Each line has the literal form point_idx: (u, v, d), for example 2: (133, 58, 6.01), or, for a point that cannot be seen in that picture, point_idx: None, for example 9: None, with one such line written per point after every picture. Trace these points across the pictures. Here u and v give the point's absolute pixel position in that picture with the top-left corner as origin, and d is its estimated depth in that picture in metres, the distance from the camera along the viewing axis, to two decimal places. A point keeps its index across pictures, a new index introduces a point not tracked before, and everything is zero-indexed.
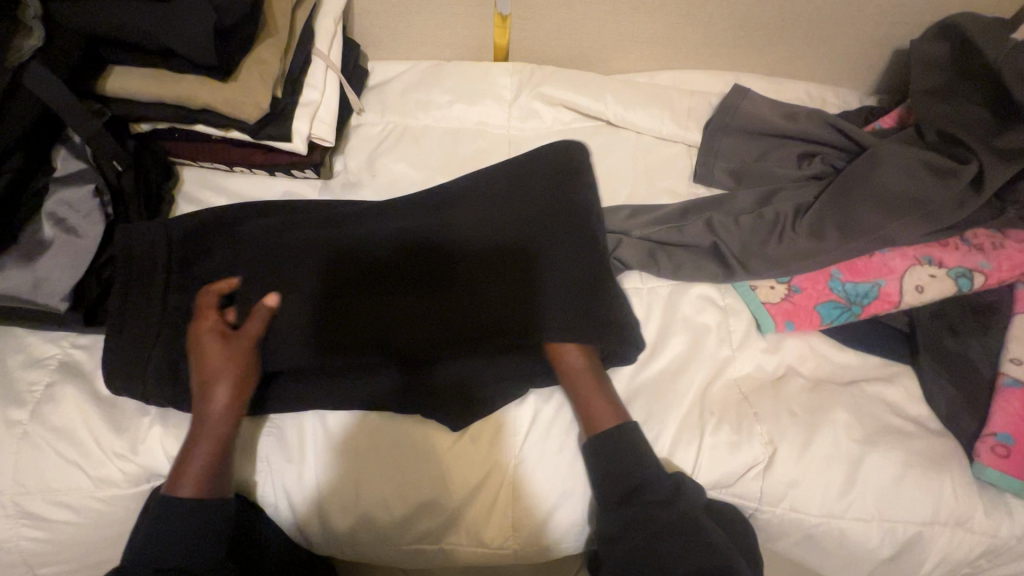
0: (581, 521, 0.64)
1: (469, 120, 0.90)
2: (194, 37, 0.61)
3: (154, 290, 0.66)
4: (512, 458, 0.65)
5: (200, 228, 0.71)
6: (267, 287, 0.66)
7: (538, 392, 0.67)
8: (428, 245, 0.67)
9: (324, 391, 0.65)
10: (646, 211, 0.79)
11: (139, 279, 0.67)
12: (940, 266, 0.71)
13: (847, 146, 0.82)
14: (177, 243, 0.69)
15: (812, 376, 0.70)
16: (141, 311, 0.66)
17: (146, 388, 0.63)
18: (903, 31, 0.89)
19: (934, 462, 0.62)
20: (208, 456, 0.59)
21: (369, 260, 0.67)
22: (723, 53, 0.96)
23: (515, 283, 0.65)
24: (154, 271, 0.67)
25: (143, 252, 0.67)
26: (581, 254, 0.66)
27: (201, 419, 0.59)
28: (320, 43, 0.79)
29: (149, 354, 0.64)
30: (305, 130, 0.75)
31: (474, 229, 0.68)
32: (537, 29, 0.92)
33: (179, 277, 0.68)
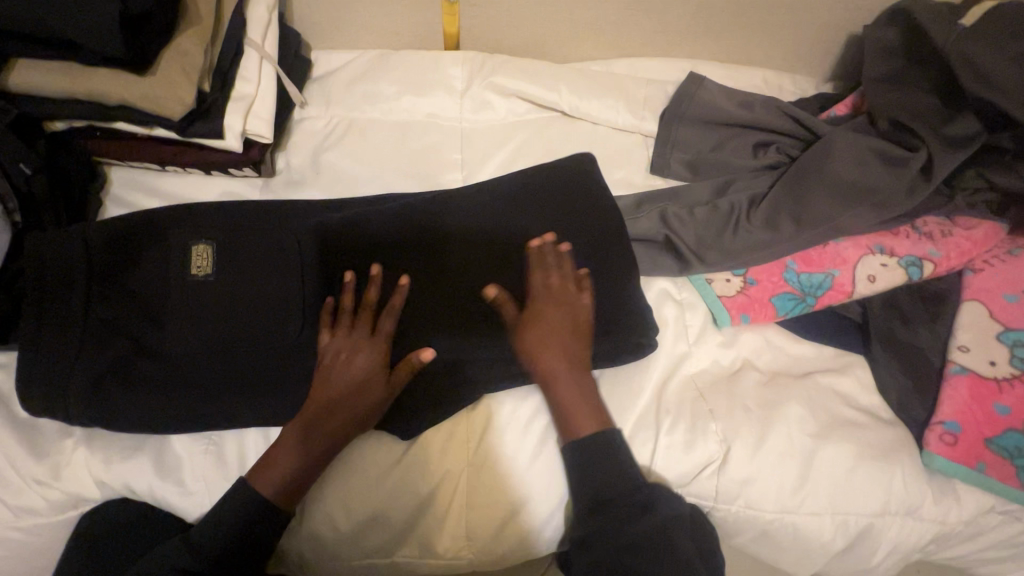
0: (543, 533, 0.63)
1: (419, 112, 0.86)
2: (99, 28, 0.56)
3: (71, 304, 0.61)
4: (464, 467, 0.62)
5: (126, 233, 0.66)
6: (229, 286, 0.65)
7: (493, 397, 0.65)
8: (396, 236, 0.67)
9: (261, 393, 0.61)
10: None
11: (53, 295, 0.61)
12: (891, 255, 0.71)
13: (803, 134, 0.81)
14: (100, 250, 0.64)
15: (767, 370, 0.69)
16: (58, 329, 0.60)
17: (71, 413, 0.59)
18: (857, 16, 0.89)
19: (885, 453, 0.62)
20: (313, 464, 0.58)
21: (330, 252, 0.66)
22: (680, 40, 0.94)
23: (487, 272, 0.66)
24: (72, 286, 0.61)
25: (58, 264, 0.62)
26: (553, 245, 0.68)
27: (328, 426, 0.59)
28: (253, 32, 0.74)
29: (68, 374, 0.59)
30: (238, 126, 0.70)
31: (447, 221, 0.69)
32: (488, 16, 0.89)
33: (100, 289, 0.63)
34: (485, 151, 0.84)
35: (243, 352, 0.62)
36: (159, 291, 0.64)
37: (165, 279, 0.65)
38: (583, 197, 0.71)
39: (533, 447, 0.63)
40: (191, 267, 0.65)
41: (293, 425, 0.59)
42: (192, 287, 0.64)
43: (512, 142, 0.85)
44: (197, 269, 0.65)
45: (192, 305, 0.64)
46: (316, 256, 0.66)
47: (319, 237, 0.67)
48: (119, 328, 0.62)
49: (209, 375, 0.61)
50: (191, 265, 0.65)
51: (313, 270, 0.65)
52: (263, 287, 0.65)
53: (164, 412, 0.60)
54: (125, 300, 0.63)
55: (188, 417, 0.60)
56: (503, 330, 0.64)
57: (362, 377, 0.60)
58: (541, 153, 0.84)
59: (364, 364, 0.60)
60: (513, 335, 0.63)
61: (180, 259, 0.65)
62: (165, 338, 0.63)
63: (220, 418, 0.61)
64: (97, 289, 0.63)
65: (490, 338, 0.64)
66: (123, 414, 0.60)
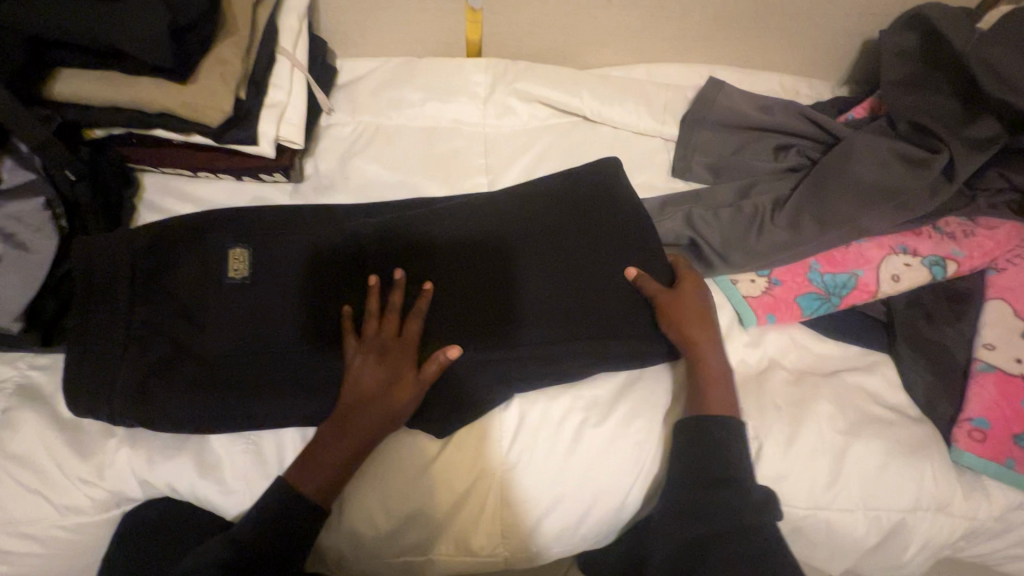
0: (579, 531, 0.64)
1: (444, 118, 0.87)
2: (145, 38, 0.58)
3: (117, 305, 0.63)
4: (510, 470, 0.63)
5: (167, 236, 0.67)
6: (265, 289, 0.66)
7: (523, 397, 0.66)
8: (419, 243, 0.69)
9: (297, 393, 0.62)
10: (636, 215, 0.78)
11: (101, 295, 0.63)
12: (914, 255, 0.72)
13: (822, 137, 0.83)
14: (140, 255, 0.65)
15: (794, 369, 0.70)
16: (103, 328, 0.62)
17: (113, 413, 0.60)
18: (872, 21, 0.90)
19: (914, 449, 0.63)
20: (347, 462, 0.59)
21: (355, 258, 0.68)
22: (697, 45, 0.95)
23: (508, 274, 0.67)
24: (117, 287, 0.63)
25: (105, 266, 0.64)
26: (559, 247, 0.69)
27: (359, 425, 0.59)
28: (285, 41, 0.76)
29: (114, 374, 0.61)
30: (272, 133, 0.72)
31: (471, 225, 0.70)
32: (511, 23, 0.91)
33: (142, 291, 0.64)
34: (508, 155, 0.86)
35: (279, 354, 0.64)
36: (195, 295, 0.65)
37: (204, 283, 0.66)
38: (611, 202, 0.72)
39: (565, 445, 0.64)
40: (227, 272, 0.66)
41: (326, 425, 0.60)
42: (230, 291, 0.66)
43: (535, 147, 0.87)
44: (235, 273, 0.66)
45: (230, 308, 0.65)
46: (343, 261, 0.67)
47: (344, 242, 0.68)
48: (161, 331, 0.64)
49: (244, 376, 0.62)
50: (228, 269, 0.66)
51: (336, 274, 0.67)
52: (298, 291, 0.66)
53: (204, 413, 0.61)
54: (164, 302, 0.64)
55: (227, 418, 0.61)
56: (513, 330, 0.65)
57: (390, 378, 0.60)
58: (564, 158, 0.86)
59: (391, 365, 0.61)
60: (533, 338, 0.65)
61: (218, 263, 0.67)
62: (204, 340, 0.64)
63: (259, 419, 0.62)
64: (139, 292, 0.64)
65: (510, 340, 0.64)
66: (165, 416, 0.61)
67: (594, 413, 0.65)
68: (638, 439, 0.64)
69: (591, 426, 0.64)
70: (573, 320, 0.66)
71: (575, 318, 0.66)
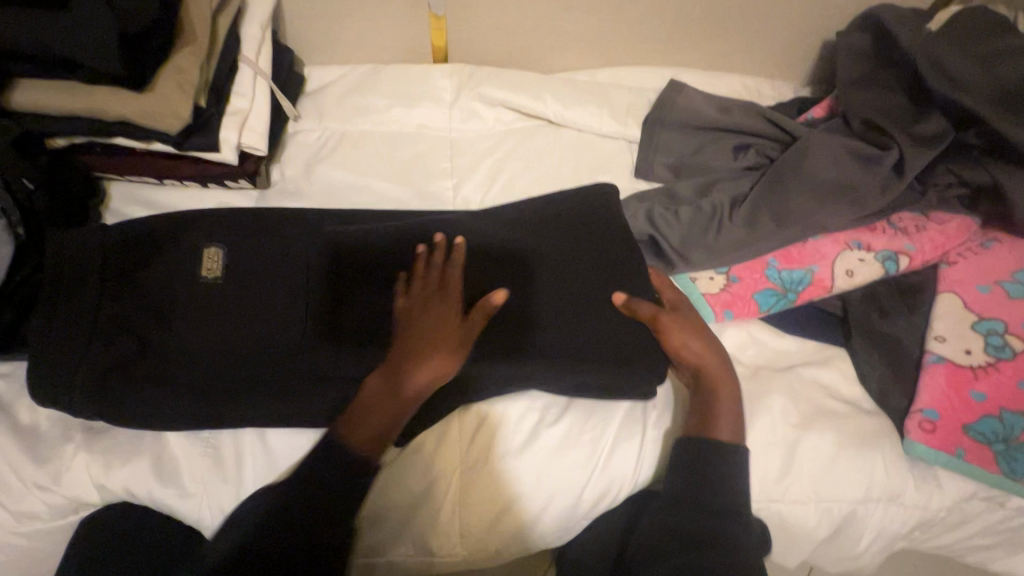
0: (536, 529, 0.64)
1: (409, 123, 0.88)
2: (99, 47, 0.59)
3: (89, 299, 0.64)
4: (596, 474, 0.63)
5: (141, 235, 0.68)
6: (240, 292, 0.67)
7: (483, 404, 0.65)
8: (418, 247, 0.68)
9: (262, 398, 0.62)
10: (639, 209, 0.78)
11: (78, 288, 0.64)
12: (868, 250, 0.73)
13: (780, 135, 0.83)
14: (116, 253, 0.67)
15: (752, 363, 0.71)
16: (73, 326, 0.63)
17: (74, 400, 0.61)
18: (830, 22, 0.92)
19: (866, 441, 0.64)
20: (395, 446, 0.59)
21: (357, 266, 0.67)
22: (661, 48, 0.97)
23: (514, 280, 0.67)
24: (92, 282, 0.65)
25: (81, 259, 0.65)
26: (576, 250, 0.69)
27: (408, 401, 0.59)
28: (247, 50, 0.77)
29: (79, 363, 0.62)
30: (233, 139, 0.73)
31: (450, 226, 0.71)
32: (475, 29, 0.92)
33: (121, 284, 0.66)
34: (473, 159, 0.87)
35: (245, 354, 0.64)
36: (171, 294, 0.66)
37: (175, 280, 0.67)
38: (597, 213, 0.72)
39: (520, 445, 0.64)
40: (200, 271, 0.67)
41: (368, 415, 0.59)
42: (202, 289, 0.66)
43: (500, 151, 0.88)
44: (207, 271, 0.67)
45: (199, 307, 0.66)
46: (341, 269, 0.66)
47: (344, 249, 0.67)
48: (129, 325, 0.65)
49: (222, 377, 0.63)
50: (202, 268, 0.67)
51: (338, 282, 0.66)
52: (278, 295, 0.67)
53: (170, 407, 0.61)
54: (139, 297, 0.66)
55: (188, 417, 0.62)
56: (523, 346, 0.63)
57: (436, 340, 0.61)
58: (528, 160, 0.87)
59: (440, 311, 0.62)
60: (538, 344, 0.63)
61: (195, 262, 0.68)
62: (172, 335, 0.64)
63: (224, 418, 0.62)
64: (111, 288, 0.66)
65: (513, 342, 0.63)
66: (133, 409, 0.61)
67: (550, 413, 0.66)
68: (592, 438, 0.64)
69: (546, 425, 0.65)
70: (573, 331, 0.65)
71: (572, 322, 0.65)
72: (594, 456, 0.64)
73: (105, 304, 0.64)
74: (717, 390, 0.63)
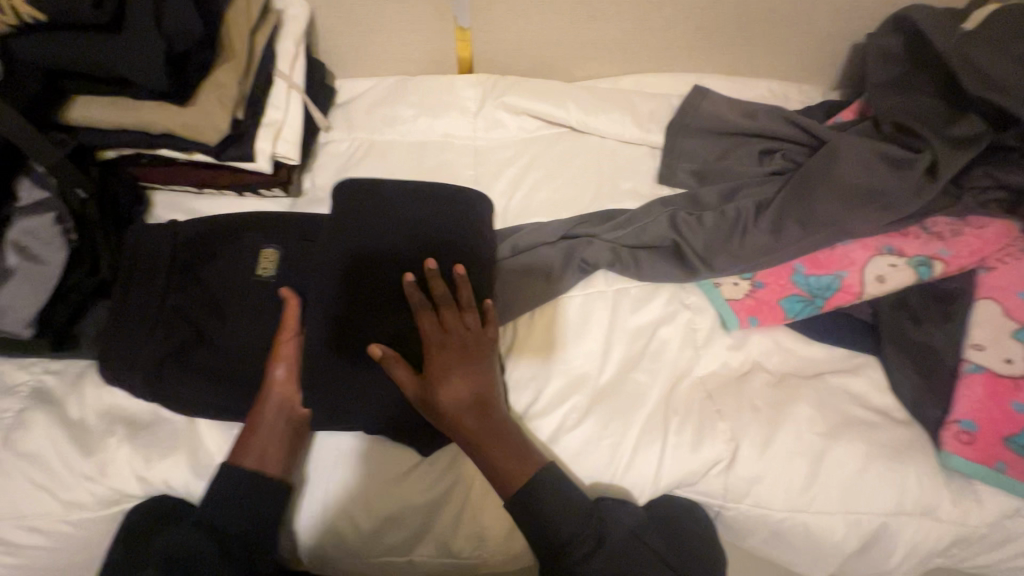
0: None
1: (435, 132, 0.91)
2: (146, 65, 0.63)
3: (154, 289, 0.69)
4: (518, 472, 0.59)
5: (192, 238, 0.73)
6: (289, 294, 0.70)
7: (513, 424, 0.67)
8: (432, 245, 0.70)
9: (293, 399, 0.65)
10: (660, 211, 0.78)
11: (142, 278, 0.69)
12: (900, 255, 0.71)
13: (807, 140, 0.83)
14: (181, 249, 0.72)
15: (777, 371, 0.70)
16: (136, 315, 0.68)
17: (134, 382, 0.65)
18: (861, 25, 0.90)
19: (899, 452, 0.62)
20: (497, 450, 0.60)
21: (378, 259, 0.68)
22: (685, 55, 0.97)
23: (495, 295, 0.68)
24: (157, 274, 0.70)
25: (148, 253, 0.71)
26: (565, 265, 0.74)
27: (476, 404, 0.61)
28: (282, 64, 0.81)
29: (141, 350, 0.66)
30: (268, 149, 0.76)
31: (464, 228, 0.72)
32: (499, 41, 0.94)
33: (182, 277, 0.71)
34: (497, 167, 0.88)
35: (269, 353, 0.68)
36: (226, 292, 0.70)
37: (235, 278, 0.71)
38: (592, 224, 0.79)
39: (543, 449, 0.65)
40: (257, 269, 0.71)
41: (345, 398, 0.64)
42: (256, 287, 0.71)
43: (523, 158, 0.89)
44: (263, 271, 0.71)
45: (256, 304, 0.70)
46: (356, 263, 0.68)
47: (359, 241, 0.69)
48: (188, 316, 0.69)
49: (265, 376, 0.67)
50: (258, 266, 0.72)
51: (367, 274, 0.67)
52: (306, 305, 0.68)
53: (217, 402, 0.66)
54: (198, 291, 0.70)
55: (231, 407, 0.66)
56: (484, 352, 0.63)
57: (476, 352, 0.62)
58: (550, 167, 0.88)
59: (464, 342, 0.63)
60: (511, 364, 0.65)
61: (250, 262, 0.72)
62: (223, 329, 0.69)
63: None
64: (177, 279, 0.71)
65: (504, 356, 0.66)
66: (180, 394, 0.66)
67: (570, 418, 0.66)
68: (612, 445, 0.64)
69: (567, 430, 0.65)
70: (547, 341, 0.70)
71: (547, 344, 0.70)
72: (614, 465, 0.64)
73: (168, 296, 0.69)
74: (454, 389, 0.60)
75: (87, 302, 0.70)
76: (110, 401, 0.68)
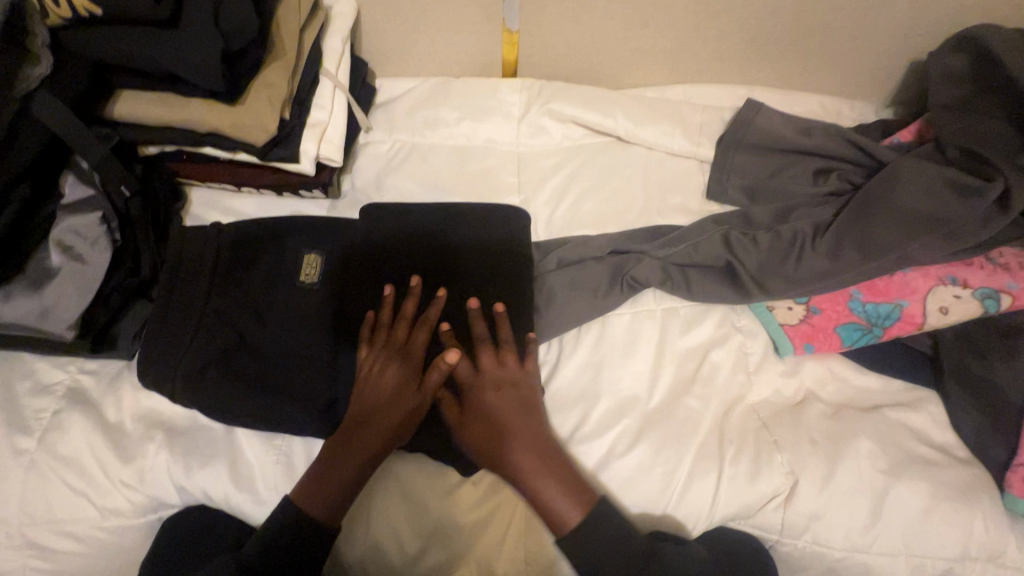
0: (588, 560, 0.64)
1: (478, 137, 0.88)
2: (199, 63, 0.61)
3: (197, 293, 0.67)
4: (568, 502, 0.57)
5: (235, 240, 0.71)
6: (290, 290, 0.69)
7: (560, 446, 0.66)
8: (434, 242, 0.69)
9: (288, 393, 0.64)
10: (702, 229, 0.77)
11: (185, 281, 0.68)
12: (964, 286, 0.69)
13: (864, 161, 0.80)
14: (225, 252, 0.70)
15: (833, 401, 0.68)
16: (178, 321, 0.66)
17: (174, 387, 0.64)
18: (924, 42, 0.87)
19: (964, 495, 0.60)
20: (545, 479, 0.58)
21: (380, 258, 0.68)
22: (736, 66, 0.94)
23: (491, 287, 0.67)
24: (200, 277, 0.68)
25: (193, 256, 0.69)
26: (613, 282, 0.72)
27: (516, 438, 0.60)
28: (328, 63, 0.79)
29: (183, 356, 0.65)
30: (312, 151, 0.74)
31: (467, 222, 0.71)
32: (547, 44, 0.91)
33: (223, 279, 0.69)
34: (542, 175, 0.86)
35: (263, 349, 0.66)
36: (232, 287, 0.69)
37: (274, 282, 0.69)
38: (637, 239, 0.77)
39: (593, 472, 0.64)
40: (299, 275, 0.69)
41: (374, 438, 0.60)
42: (299, 294, 0.69)
43: (568, 167, 0.87)
44: (306, 278, 0.69)
45: (278, 308, 0.68)
46: (388, 294, 0.65)
47: (376, 256, 0.68)
48: (226, 322, 0.67)
49: (265, 374, 0.65)
50: (301, 273, 0.70)
51: (357, 263, 0.68)
52: (308, 296, 0.69)
53: (249, 410, 0.63)
54: (234, 296, 0.68)
55: (259, 415, 0.63)
56: (517, 383, 0.63)
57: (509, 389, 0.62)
58: (597, 177, 0.86)
59: (497, 376, 0.63)
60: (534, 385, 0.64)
61: (292, 267, 0.70)
62: (265, 335, 0.67)
63: (271, 419, 0.63)
64: (219, 284, 0.69)
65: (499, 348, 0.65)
66: (212, 403, 0.63)
67: (620, 442, 0.64)
68: (665, 472, 0.62)
69: (618, 454, 0.64)
70: (587, 361, 0.69)
71: (590, 364, 0.69)
72: (666, 490, 0.62)
73: (208, 301, 0.67)
74: (489, 420, 0.61)
75: (126, 302, 0.68)
76: (148, 406, 0.67)
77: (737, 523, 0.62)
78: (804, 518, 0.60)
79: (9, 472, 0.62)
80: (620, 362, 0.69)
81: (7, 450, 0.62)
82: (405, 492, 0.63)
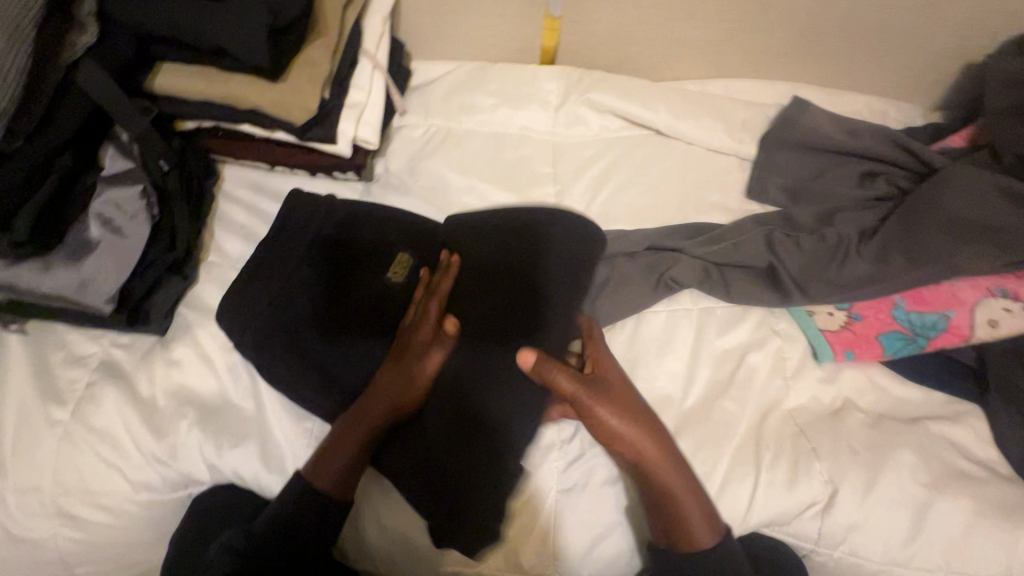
0: (615, 559, 0.63)
1: (514, 124, 0.87)
2: (246, 39, 0.60)
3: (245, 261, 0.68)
4: (707, 528, 0.58)
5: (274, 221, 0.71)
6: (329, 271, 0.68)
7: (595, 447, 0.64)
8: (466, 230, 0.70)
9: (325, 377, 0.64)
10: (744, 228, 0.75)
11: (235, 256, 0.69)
12: (1015, 300, 0.67)
13: (914, 166, 0.78)
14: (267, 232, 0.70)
15: (871, 411, 0.67)
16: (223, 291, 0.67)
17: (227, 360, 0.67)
18: (981, 44, 0.84)
19: (1008, 513, 0.59)
20: (677, 486, 0.58)
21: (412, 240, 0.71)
22: (781, 62, 0.91)
23: (522, 275, 0.66)
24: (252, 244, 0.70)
25: None
26: (649, 280, 0.70)
27: (646, 431, 0.59)
28: (367, 42, 0.77)
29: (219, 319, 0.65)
30: (350, 132, 0.73)
31: (510, 216, 0.71)
32: (588, 32, 0.89)
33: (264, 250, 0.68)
34: (578, 166, 0.84)
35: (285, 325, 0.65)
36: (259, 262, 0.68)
37: (312, 264, 0.68)
38: (675, 236, 0.75)
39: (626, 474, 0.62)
40: (390, 271, 0.68)
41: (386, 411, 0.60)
42: (333, 271, 0.68)
43: (605, 159, 0.85)
44: (395, 275, 0.68)
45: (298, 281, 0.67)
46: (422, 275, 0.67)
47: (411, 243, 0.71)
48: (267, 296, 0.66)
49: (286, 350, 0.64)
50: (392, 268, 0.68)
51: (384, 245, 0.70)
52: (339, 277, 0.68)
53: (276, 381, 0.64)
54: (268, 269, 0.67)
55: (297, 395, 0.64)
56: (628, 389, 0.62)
57: (611, 409, 0.58)
58: (634, 170, 0.84)
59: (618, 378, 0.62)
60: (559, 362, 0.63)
61: (335, 248, 0.70)
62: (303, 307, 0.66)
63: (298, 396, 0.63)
64: (262, 257, 0.68)
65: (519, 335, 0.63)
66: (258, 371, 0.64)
67: None
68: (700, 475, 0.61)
69: None
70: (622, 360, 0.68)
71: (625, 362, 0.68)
72: None
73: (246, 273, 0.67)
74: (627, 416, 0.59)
75: (162, 276, 0.68)
76: (177, 381, 0.65)
77: (771, 530, 0.62)
78: (841, 529, 0.59)
79: (43, 441, 0.62)
80: (656, 360, 0.67)
81: (41, 420, 0.63)
82: (438, 481, 0.60)
